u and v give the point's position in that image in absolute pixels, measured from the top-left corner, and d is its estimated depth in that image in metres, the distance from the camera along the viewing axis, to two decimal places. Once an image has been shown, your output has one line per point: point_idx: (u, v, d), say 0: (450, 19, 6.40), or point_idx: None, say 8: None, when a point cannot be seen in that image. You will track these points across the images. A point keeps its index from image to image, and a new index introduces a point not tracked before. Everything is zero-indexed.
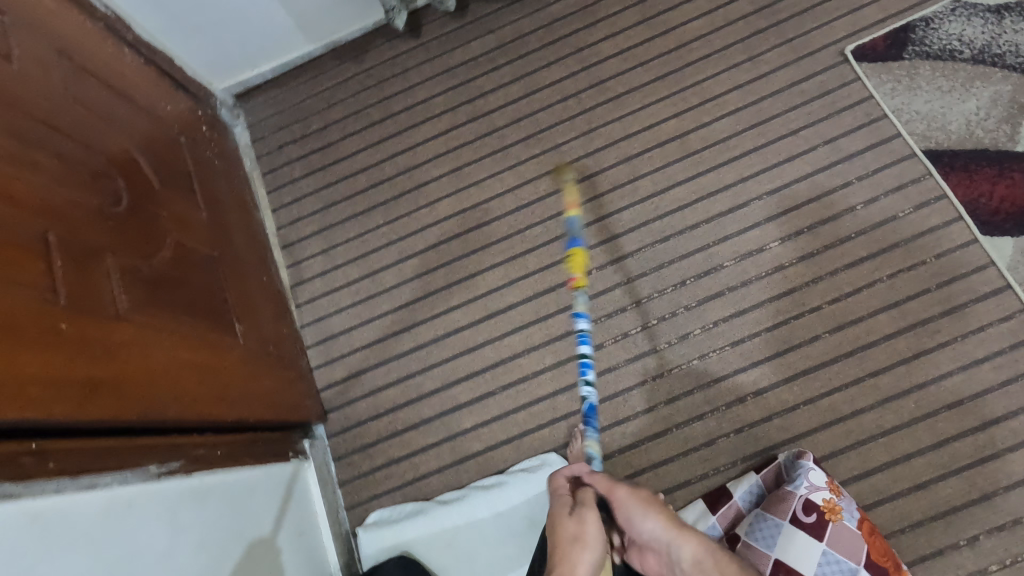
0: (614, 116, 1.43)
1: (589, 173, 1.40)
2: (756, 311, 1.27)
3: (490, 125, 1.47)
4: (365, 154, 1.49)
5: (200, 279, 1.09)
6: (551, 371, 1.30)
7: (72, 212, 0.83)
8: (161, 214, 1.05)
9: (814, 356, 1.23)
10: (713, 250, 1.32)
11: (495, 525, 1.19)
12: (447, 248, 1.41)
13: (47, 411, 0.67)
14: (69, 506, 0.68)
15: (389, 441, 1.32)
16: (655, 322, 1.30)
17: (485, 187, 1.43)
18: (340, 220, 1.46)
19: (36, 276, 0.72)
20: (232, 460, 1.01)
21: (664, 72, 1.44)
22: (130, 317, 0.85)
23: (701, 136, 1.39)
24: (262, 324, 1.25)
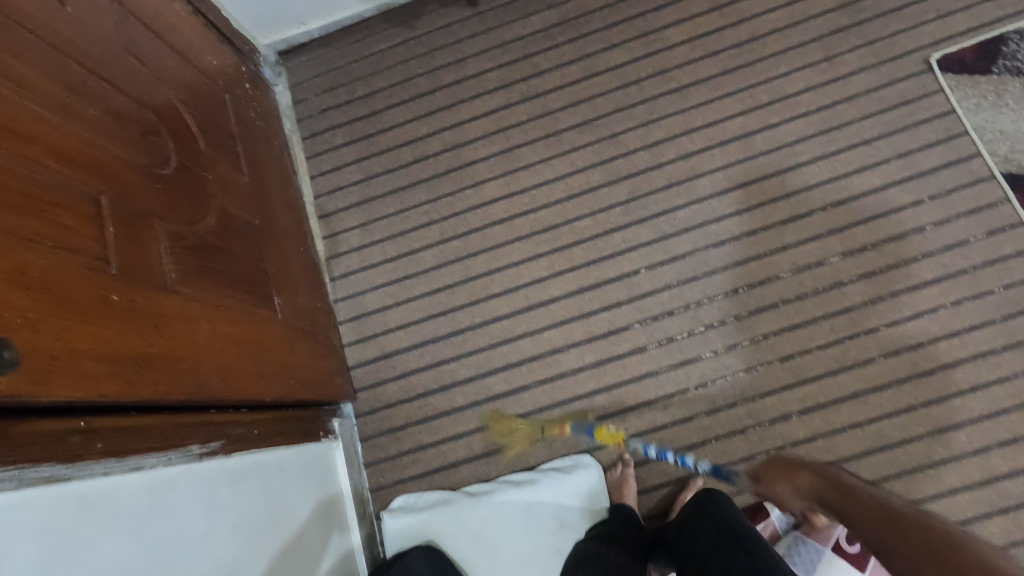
0: (677, 108, 1.36)
1: (646, 166, 1.34)
2: (809, 327, 1.23)
3: (545, 107, 1.40)
4: (411, 126, 1.43)
5: (243, 247, 1.04)
6: (591, 370, 1.26)
7: (123, 173, 0.78)
8: (208, 177, 1.00)
9: (864, 379, 1.19)
10: (769, 259, 1.26)
11: (521, 522, 1.16)
12: (491, 233, 1.35)
13: (98, 390, 0.63)
14: (116, 489, 0.65)
15: (418, 426, 1.29)
16: (702, 329, 1.25)
17: (535, 172, 1.37)
18: (380, 194, 1.40)
19: (87, 242, 0.67)
20: (268, 439, 0.98)
21: (733, 65, 1.36)
22: (178, 289, 0.81)
23: (768, 138, 1.32)
24: (299, 297, 1.21)
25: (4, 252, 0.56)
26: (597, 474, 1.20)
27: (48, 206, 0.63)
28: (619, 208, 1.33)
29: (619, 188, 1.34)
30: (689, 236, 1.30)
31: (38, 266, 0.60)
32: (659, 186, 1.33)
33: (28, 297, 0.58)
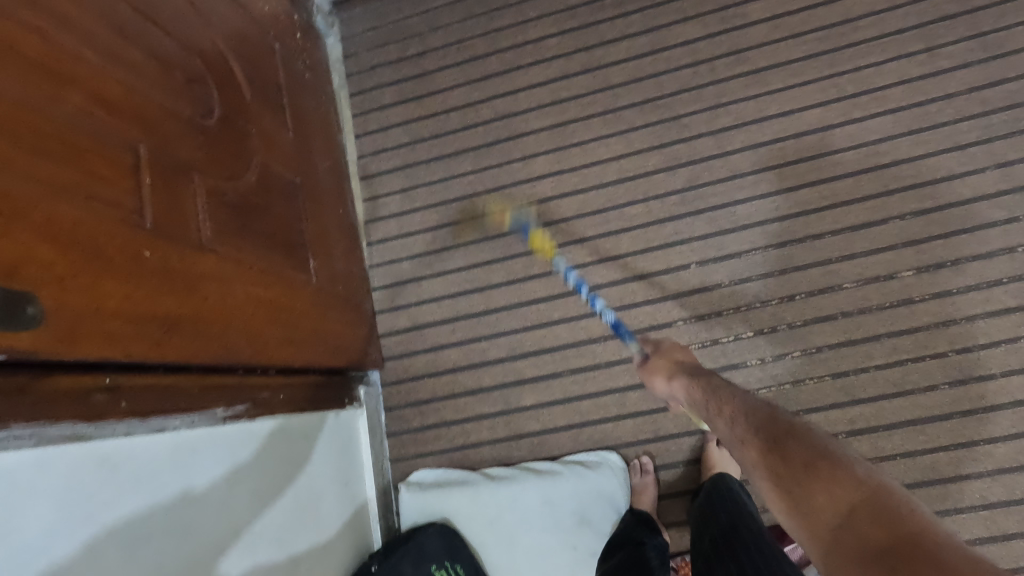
0: (750, 93, 1.25)
1: (709, 154, 1.25)
2: (868, 344, 1.14)
3: (605, 81, 1.30)
4: (463, 91, 1.36)
5: (283, 207, 1.00)
6: (627, 364, 1.21)
7: (164, 122, 0.74)
8: (251, 131, 0.96)
9: (922, 407, 1.11)
10: (834, 266, 1.17)
11: (539, 515, 1.14)
12: (535, 210, 1.29)
13: (126, 350, 0.62)
14: (135, 449, 0.64)
15: (443, 402, 1.26)
16: (750, 334, 1.18)
17: (588, 151, 1.29)
18: (425, 160, 1.35)
19: (123, 194, 0.65)
20: (294, 405, 0.97)
21: (818, 50, 1.24)
22: (212, 248, 0.78)
23: (849, 134, 1.20)
24: (336, 261, 1.18)
25: (35, 202, 0.54)
26: (615, 473, 1.15)
27: (86, 155, 0.61)
28: (675, 197, 1.24)
29: (676, 175, 1.25)
30: (749, 234, 1.21)
31: (72, 218, 0.57)
32: (721, 177, 1.24)
33: (58, 250, 0.55)
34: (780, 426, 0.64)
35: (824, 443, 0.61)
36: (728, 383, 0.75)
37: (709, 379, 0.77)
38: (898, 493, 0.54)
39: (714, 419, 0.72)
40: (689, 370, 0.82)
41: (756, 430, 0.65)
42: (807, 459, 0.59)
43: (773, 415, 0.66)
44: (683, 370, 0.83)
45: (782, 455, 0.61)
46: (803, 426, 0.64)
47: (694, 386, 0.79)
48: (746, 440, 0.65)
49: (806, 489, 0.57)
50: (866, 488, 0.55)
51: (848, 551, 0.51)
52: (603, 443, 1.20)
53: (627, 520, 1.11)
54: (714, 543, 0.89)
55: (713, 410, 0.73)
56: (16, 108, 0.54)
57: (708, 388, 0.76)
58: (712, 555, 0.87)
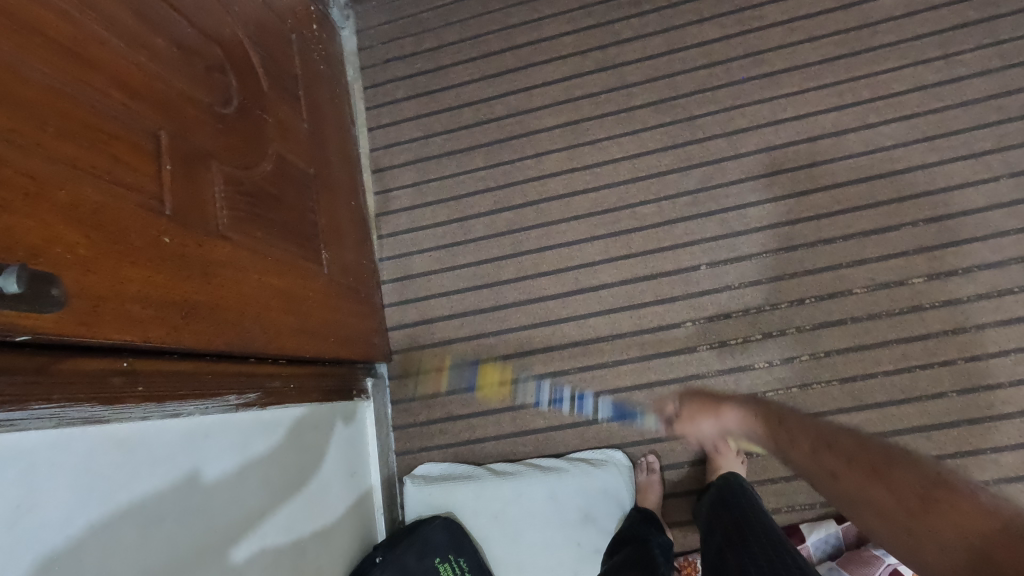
0: (765, 95, 1.25)
1: (722, 155, 1.24)
2: (877, 350, 1.14)
3: (619, 80, 1.30)
4: (477, 86, 1.36)
5: (296, 197, 1.01)
6: (635, 363, 1.21)
7: (184, 109, 0.74)
8: (266, 120, 0.96)
9: (929, 414, 1.11)
10: (845, 271, 1.17)
11: (546, 511, 1.14)
12: (546, 207, 1.29)
13: (144, 335, 0.62)
14: (151, 433, 0.65)
15: (450, 397, 1.27)
16: (759, 337, 1.18)
17: (601, 149, 1.29)
18: (437, 154, 1.35)
19: (144, 179, 0.65)
20: (302, 394, 0.97)
21: (834, 54, 1.23)
22: (228, 235, 0.79)
23: (863, 139, 1.20)
24: (347, 252, 1.18)
25: (59, 184, 0.54)
26: (621, 471, 1.16)
27: (108, 139, 0.61)
28: (687, 197, 1.24)
29: (688, 175, 1.25)
30: (760, 236, 1.21)
31: (93, 201, 0.58)
32: (733, 178, 1.23)
33: (80, 233, 0.56)
34: (853, 443, 0.75)
35: (895, 453, 0.71)
36: (796, 414, 0.84)
37: (786, 411, 0.86)
38: (946, 478, 0.66)
39: (783, 441, 0.81)
40: (751, 405, 0.90)
41: (823, 445, 0.76)
42: (871, 460, 0.71)
43: (852, 435, 0.76)
44: (743, 403, 0.92)
45: (841, 455, 0.74)
46: (891, 447, 0.73)
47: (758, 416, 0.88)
48: (810, 448, 0.76)
49: (861, 482, 0.70)
50: (920, 476, 0.67)
51: (925, 537, 0.62)
52: (608, 442, 1.20)
53: (632, 517, 1.11)
54: (728, 537, 0.90)
55: (784, 436, 0.81)
56: (41, 89, 0.54)
57: (783, 418, 0.84)
58: (724, 552, 0.88)
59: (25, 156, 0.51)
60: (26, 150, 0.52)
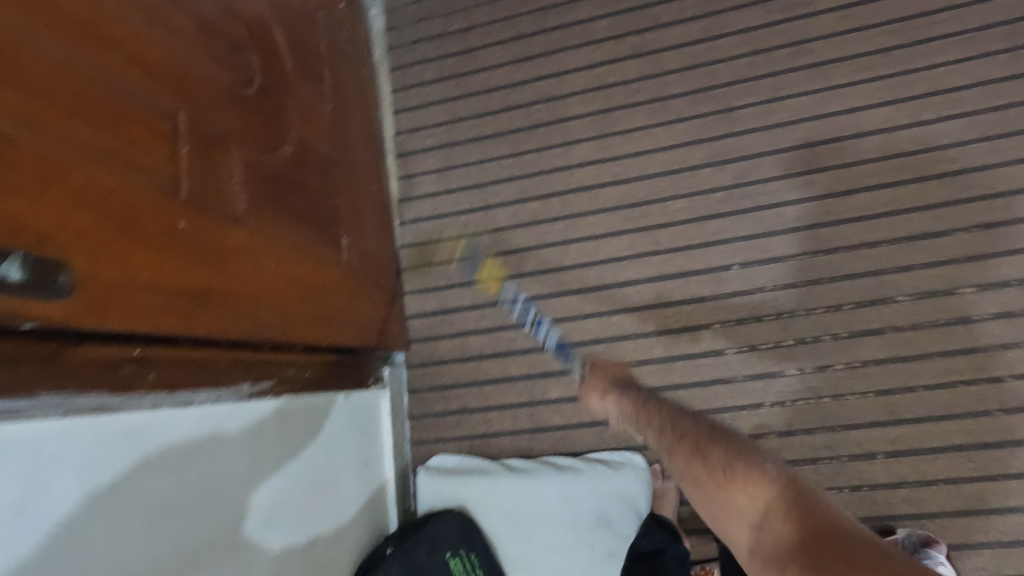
0: (812, 87, 1.18)
1: (762, 150, 1.18)
2: (918, 362, 1.08)
3: (655, 67, 1.24)
4: (506, 70, 1.31)
5: (318, 181, 0.98)
6: (658, 364, 1.17)
7: (203, 89, 0.72)
8: (289, 102, 0.93)
9: (971, 432, 1.05)
10: (887, 277, 1.11)
11: (558, 512, 1.12)
12: (572, 199, 1.25)
13: (154, 323, 0.61)
14: (160, 422, 0.64)
15: (467, 389, 1.25)
16: (791, 342, 1.13)
17: (633, 140, 1.23)
18: (463, 140, 1.32)
19: (159, 162, 0.63)
20: (318, 383, 0.96)
21: (889, 45, 1.15)
22: (245, 220, 0.77)
23: (916, 136, 1.13)
24: (367, 239, 1.16)
25: (69, 166, 0.52)
26: (638, 476, 1.13)
27: (123, 120, 0.59)
28: (721, 193, 1.19)
29: (724, 170, 1.19)
30: (797, 237, 1.15)
31: (106, 185, 0.56)
32: (772, 175, 1.17)
33: (91, 218, 0.54)
34: (717, 449, 0.72)
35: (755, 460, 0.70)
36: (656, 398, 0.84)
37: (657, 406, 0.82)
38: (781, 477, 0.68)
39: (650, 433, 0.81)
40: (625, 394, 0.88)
41: (695, 449, 0.73)
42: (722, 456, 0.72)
43: (712, 434, 0.74)
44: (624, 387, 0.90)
45: (708, 465, 0.71)
46: (748, 446, 0.73)
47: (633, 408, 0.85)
48: (680, 456, 0.74)
49: (732, 499, 0.69)
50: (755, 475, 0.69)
51: (782, 563, 0.61)
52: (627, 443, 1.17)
53: (647, 525, 1.08)
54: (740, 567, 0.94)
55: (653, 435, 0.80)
56: (53, 67, 0.52)
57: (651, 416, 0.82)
58: None
59: (34, 137, 0.49)
60: (35, 130, 0.50)
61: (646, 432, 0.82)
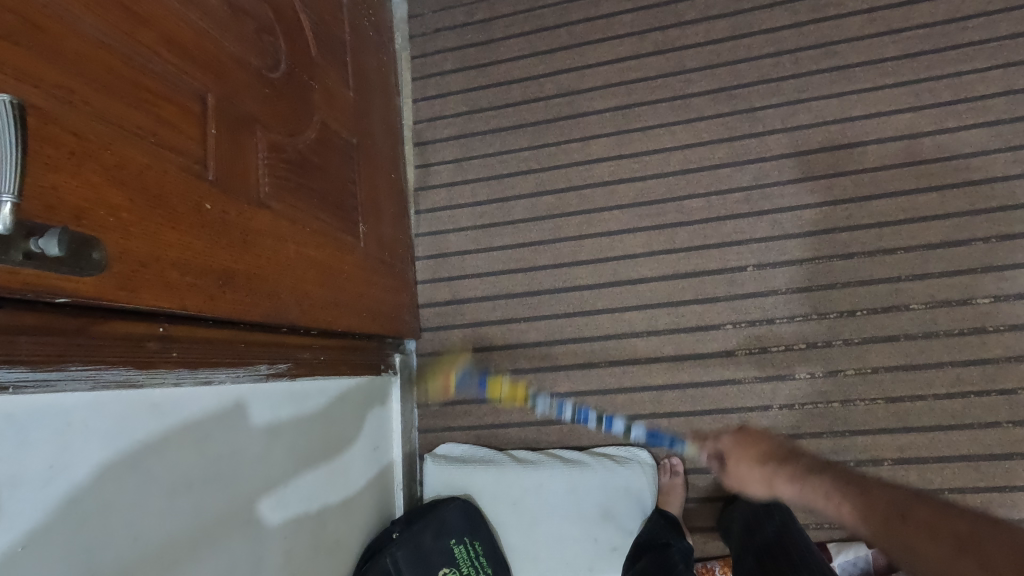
0: (835, 90, 1.17)
1: (782, 152, 1.17)
2: (930, 371, 1.08)
3: (678, 64, 1.24)
4: (527, 62, 1.31)
5: (338, 167, 0.99)
6: (668, 362, 1.17)
7: (232, 71, 0.73)
8: (313, 86, 0.94)
9: (981, 443, 1.05)
10: (903, 285, 1.10)
11: (563, 505, 1.13)
12: (589, 193, 1.25)
13: (181, 301, 0.62)
14: (182, 399, 0.65)
15: (476, 379, 1.25)
16: (803, 346, 1.13)
17: (652, 137, 1.23)
18: (482, 130, 1.31)
19: (188, 143, 0.64)
20: (332, 367, 0.97)
21: (916, 50, 1.14)
22: (269, 203, 0.77)
23: (938, 143, 1.12)
24: (384, 225, 1.16)
25: (104, 144, 0.53)
26: (646, 473, 1.13)
27: (155, 100, 0.60)
28: (739, 194, 1.18)
29: (742, 171, 1.19)
30: (814, 241, 1.14)
31: (138, 163, 0.57)
32: (791, 177, 1.17)
33: (125, 196, 0.55)
34: (924, 509, 0.69)
35: (996, 517, 0.66)
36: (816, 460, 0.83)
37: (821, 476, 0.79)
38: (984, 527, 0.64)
39: (833, 508, 0.76)
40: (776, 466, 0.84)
41: (882, 513, 0.71)
42: (908, 509, 0.70)
43: (893, 495, 0.73)
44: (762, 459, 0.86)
45: (897, 518, 0.69)
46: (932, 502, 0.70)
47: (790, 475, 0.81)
48: (869, 521, 0.72)
49: (919, 538, 0.66)
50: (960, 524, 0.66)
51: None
52: (634, 440, 1.18)
53: (651, 519, 1.08)
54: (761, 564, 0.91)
55: (839, 505, 0.76)
56: (90, 45, 0.53)
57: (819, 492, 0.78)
58: None
59: (73, 114, 0.50)
60: (72, 106, 0.50)
61: (817, 501, 0.78)
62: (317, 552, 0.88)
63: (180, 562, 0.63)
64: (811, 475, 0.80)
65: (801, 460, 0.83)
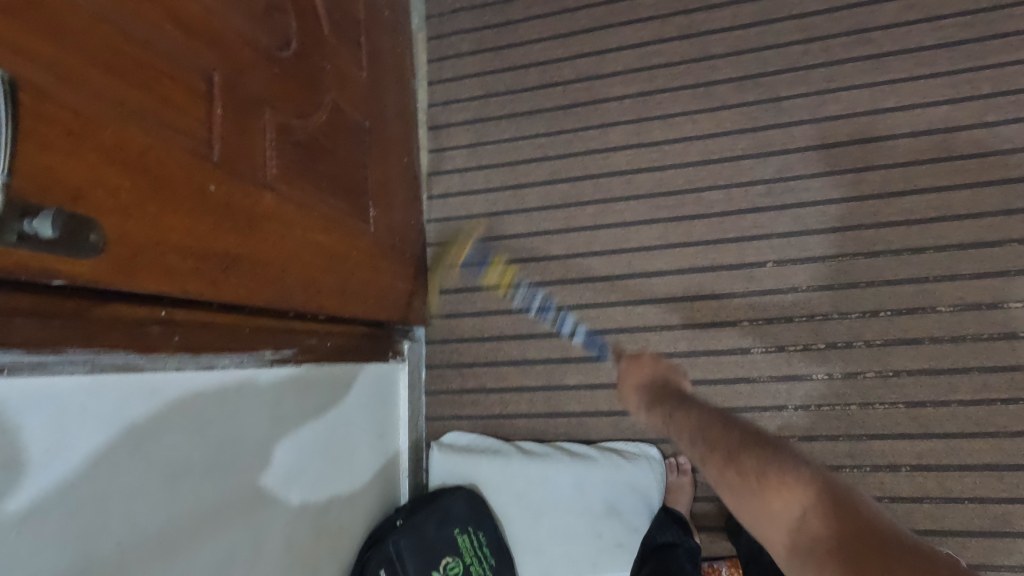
0: (867, 80, 1.11)
1: (809, 144, 1.13)
2: (954, 376, 1.04)
3: (702, 50, 1.19)
4: (546, 45, 1.27)
5: (349, 150, 0.97)
6: (681, 358, 1.15)
7: (240, 51, 0.71)
8: (325, 67, 0.92)
9: (1005, 452, 1.01)
10: (930, 285, 1.06)
11: (570, 500, 1.12)
12: (605, 182, 1.21)
13: (183, 286, 0.61)
14: (184, 384, 0.64)
15: (485, 368, 1.24)
16: (821, 346, 1.09)
17: (673, 125, 1.19)
18: (497, 115, 1.28)
19: (193, 123, 0.62)
20: (339, 354, 0.96)
21: (956, 39, 1.09)
22: (276, 187, 0.76)
23: (975, 139, 1.06)
24: (395, 211, 1.14)
25: (104, 123, 0.52)
26: (653, 471, 1.12)
27: (157, 78, 0.58)
28: (761, 187, 1.14)
29: (766, 163, 1.14)
30: (838, 238, 1.10)
31: (140, 143, 0.55)
32: (817, 171, 1.12)
33: (125, 177, 0.54)
34: (749, 444, 0.62)
35: (867, 512, 0.54)
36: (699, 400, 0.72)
37: (755, 454, 0.60)
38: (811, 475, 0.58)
39: (718, 474, 0.63)
40: (709, 441, 0.65)
41: (756, 467, 0.59)
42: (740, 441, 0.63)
43: (761, 441, 0.62)
44: (691, 410, 0.70)
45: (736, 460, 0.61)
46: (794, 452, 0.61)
47: (721, 443, 0.63)
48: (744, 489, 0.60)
49: (766, 503, 0.58)
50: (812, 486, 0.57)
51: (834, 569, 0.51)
52: (643, 436, 1.16)
53: (659, 519, 1.07)
54: None
55: (718, 468, 0.63)
56: (91, 20, 0.51)
57: (740, 464, 0.61)
58: None
59: (70, 91, 0.49)
60: (71, 83, 0.49)
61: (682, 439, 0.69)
62: (319, 539, 0.88)
63: (179, 546, 0.63)
64: (763, 469, 0.59)
65: (754, 447, 0.61)
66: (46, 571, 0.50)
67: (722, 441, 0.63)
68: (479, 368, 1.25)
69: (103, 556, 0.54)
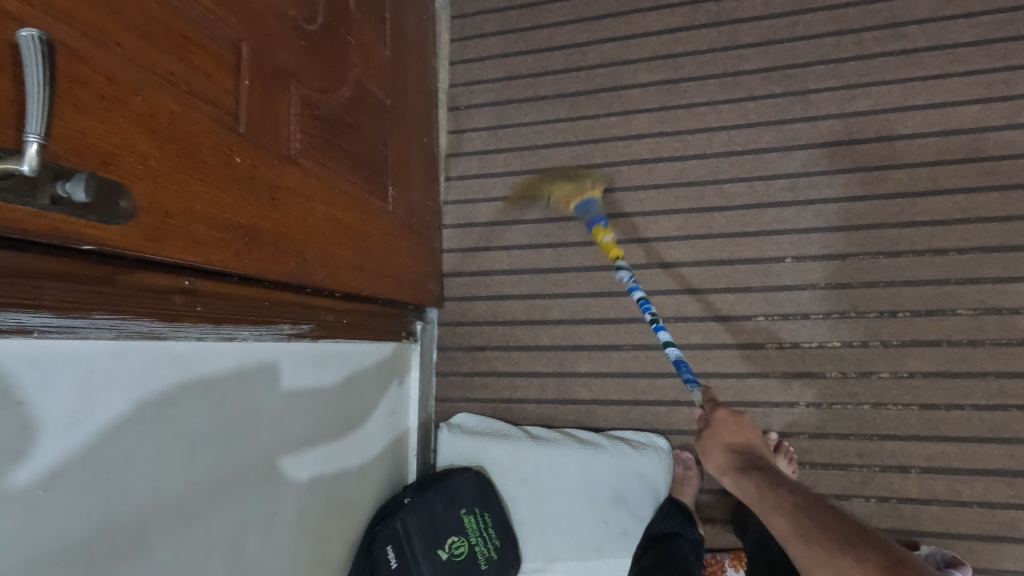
0: (899, 76, 1.09)
1: (835, 139, 1.11)
2: (971, 380, 1.03)
3: (731, 39, 1.17)
4: (572, 29, 1.25)
5: (371, 127, 0.96)
6: (694, 351, 1.14)
7: (269, 21, 0.70)
8: (349, 42, 0.91)
9: (1018, 459, 1.00)
10: (951, 288, 1.04)
11: (576, 485, 1.13)
12: (625, 171, 1.20)
13: (208, 257, 0.61)
14: (204, 354, 0.65)
15: (497, 352, 1.24)
16: (836, 344, 1.09)
17: (697, 115, 1.17)
18: (519, 98, 1.27)
19: (220, 93, 0.62)
20: (354, 331, 0.96)
21: (994, 36, 1.06)
22: (300, 161, 0.76)
23: (1007, 140, 1.04)
24: (413, 190, 1.14)
25: (135, 90, 0.52)
26: (661, 459, 1.12)
27: (189, 47, 0.58)
28: (784, 181, 1.13)
29: (790, 157, 1.13)
30: (860, 235, 1.09)
31: (169, 111, 0.55)
32: (841, 167, 1.10)
33: (154, 144, 0.53)
34: (847, 527, 0.64)
35: None
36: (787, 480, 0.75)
37: (876, 550, 0.60)
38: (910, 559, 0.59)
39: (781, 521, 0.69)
40: (824, 527, 0.65)
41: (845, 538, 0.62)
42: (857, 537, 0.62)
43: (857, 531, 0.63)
44: (798, 494, 0.71)
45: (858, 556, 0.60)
46: (873, 536, 0.63)
47: (817, 519, 0.66)
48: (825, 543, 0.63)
49: None
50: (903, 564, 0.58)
51: None
52: (651, 427, 1.16)
53: (664, 508, 1.07)
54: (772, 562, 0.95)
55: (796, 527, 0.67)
56: None
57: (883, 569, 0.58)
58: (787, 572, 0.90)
59: (104, 55, 0.49)
60: (104, 48, 0.49)
61: (772, 514, 0.71)
62: (330, 513, 0.89)
63: (196, 515, 0.64)
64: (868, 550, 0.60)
65: (852, 531, 0.63)
66: (69, 532, 0.51)
67: (811, 513, 0.67)
68: (490, 353, 1.25)
69: (124, 519, 0.55)
